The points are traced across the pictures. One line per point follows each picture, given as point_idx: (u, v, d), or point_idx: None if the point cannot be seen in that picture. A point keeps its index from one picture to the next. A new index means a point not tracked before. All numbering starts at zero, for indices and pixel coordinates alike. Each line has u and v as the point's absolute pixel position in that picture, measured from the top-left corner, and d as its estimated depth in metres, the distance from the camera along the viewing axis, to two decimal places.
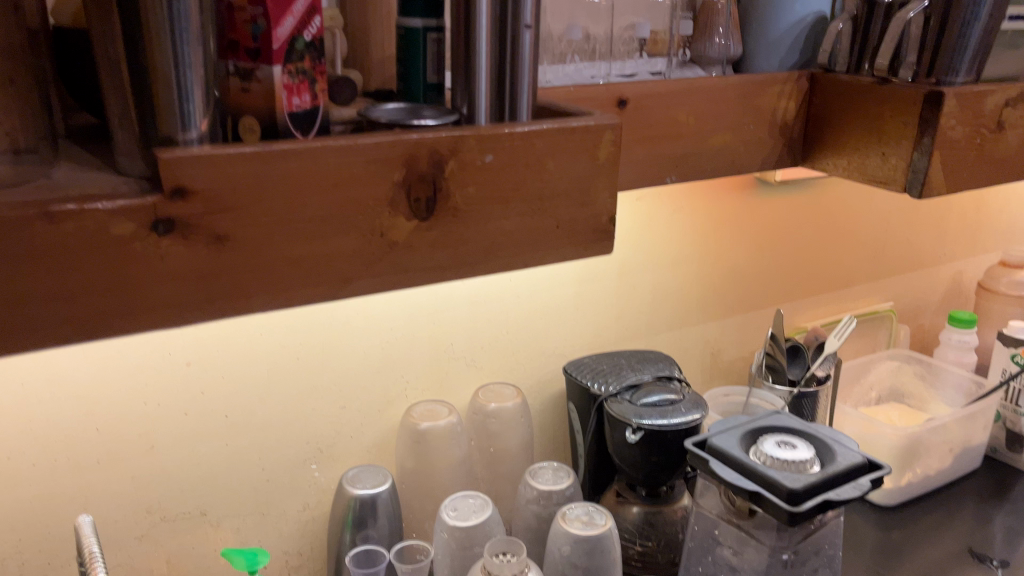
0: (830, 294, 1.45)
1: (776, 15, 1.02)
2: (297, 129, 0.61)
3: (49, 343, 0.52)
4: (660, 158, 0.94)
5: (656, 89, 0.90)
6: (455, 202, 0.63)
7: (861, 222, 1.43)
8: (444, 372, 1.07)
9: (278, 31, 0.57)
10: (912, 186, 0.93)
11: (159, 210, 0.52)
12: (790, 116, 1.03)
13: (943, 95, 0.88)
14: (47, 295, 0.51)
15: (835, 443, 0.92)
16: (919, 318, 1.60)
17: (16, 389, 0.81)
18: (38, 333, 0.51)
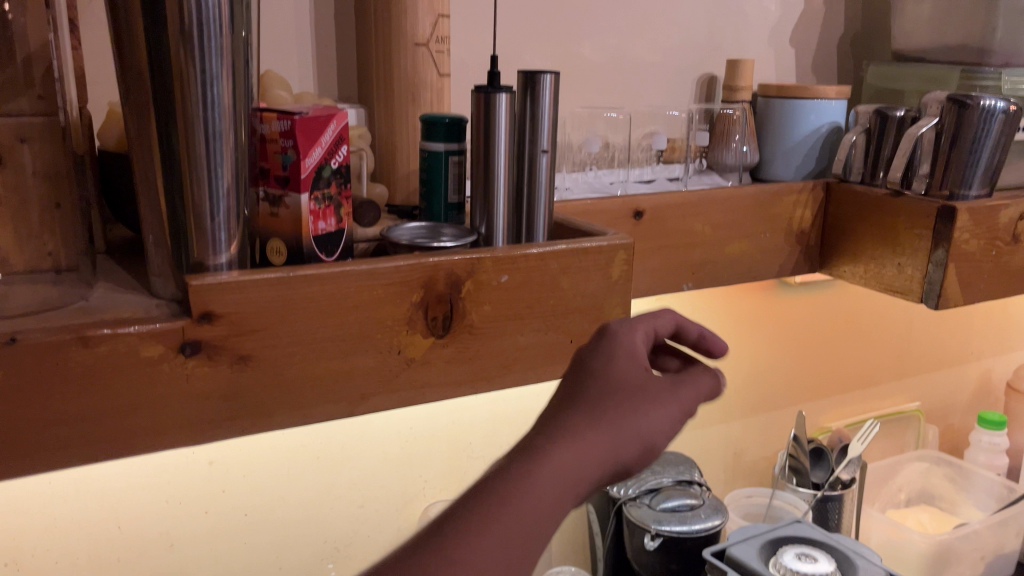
0: (855, 393, 1.43)
1: (791, 127, 1.05)
2: (321, 252, 0.63)
3: (74, 461, 0.54)
4: (676, 266, 0.96)
5: (672, 200, 0.93)
6: (471, 321, 0.65)
7: (886, 322, 1.42)
8: (462, 471, 1.08)
9: (306, 160, 0.60)
10: (928, 297, 0.95)
11: (188, 333, 0.55)
12: (806, 224, 1.05)
13: (955, 211, 0.90)
14: (75, 415, 0.53)
15: (857, 556, 0.92)
16: (948, 418, 1.57)
17: (42, 488, 0.83)
18: (67, 452, 0.54)
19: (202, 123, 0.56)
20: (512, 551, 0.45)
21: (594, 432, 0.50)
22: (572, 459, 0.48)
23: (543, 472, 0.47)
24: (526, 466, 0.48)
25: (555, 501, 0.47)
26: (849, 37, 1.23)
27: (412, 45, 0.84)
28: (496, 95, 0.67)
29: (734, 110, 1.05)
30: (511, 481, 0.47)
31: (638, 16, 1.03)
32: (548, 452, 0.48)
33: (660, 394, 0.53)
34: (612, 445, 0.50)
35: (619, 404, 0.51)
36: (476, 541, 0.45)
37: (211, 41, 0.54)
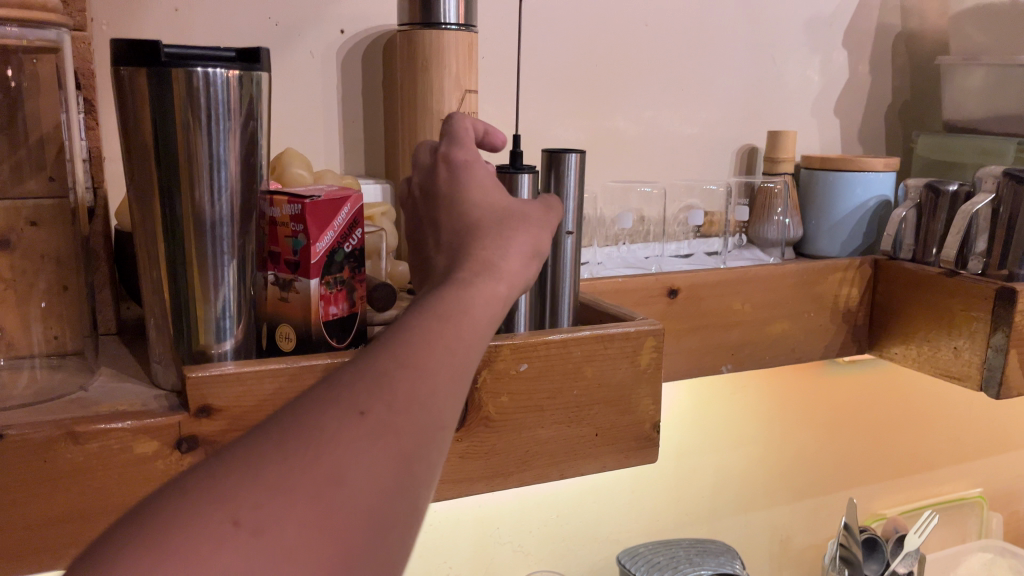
0: (912, 477, 1.34)
1: (835, 201, 1.01)
2: (332, 338, 0.60)
3: (48, 564, 0.51)
4: (713, 346, 0.91)
5: (708, 278, 0.88)
6: (488, 412, 0.61)
7: (942, 403, 1.33)
8: (489, 558, 1.03)
9: (317, 245, 0.58)
10: (988, 384, 0.88)
11: (184, 428, 0.53)
12: (853, 302, 0.99)
13: (1016, 293, 0.83)
14: (52, 516, 0.50)
15: None
16: (1014, 504, 1.47)
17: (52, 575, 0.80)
18: (42, 554, 0.51)
19: (207, 208, 0.55)
20: (461, 352, 0.42)
21: (503, 260, 0.51)
22: (496, 287, 0.48)
23: (477, 292, 0.47)
24: (461, 287, 0.46)
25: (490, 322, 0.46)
26: (896, 107, 1.18)
27: (438, 121, 0.82)
28: (519, 177, 0.63)
29: (775, 183, 1.01)
30: (451, 303, 0.44)
31: (673, 87, 1.00)
32: (468, 277, 0.48)
33: (536, 218, 0.56)
34: (517, 262, 0.52)
35: (508, 226, 0.53)
36: (432, 340, 0.41)
37: (219, 124, 0.53)
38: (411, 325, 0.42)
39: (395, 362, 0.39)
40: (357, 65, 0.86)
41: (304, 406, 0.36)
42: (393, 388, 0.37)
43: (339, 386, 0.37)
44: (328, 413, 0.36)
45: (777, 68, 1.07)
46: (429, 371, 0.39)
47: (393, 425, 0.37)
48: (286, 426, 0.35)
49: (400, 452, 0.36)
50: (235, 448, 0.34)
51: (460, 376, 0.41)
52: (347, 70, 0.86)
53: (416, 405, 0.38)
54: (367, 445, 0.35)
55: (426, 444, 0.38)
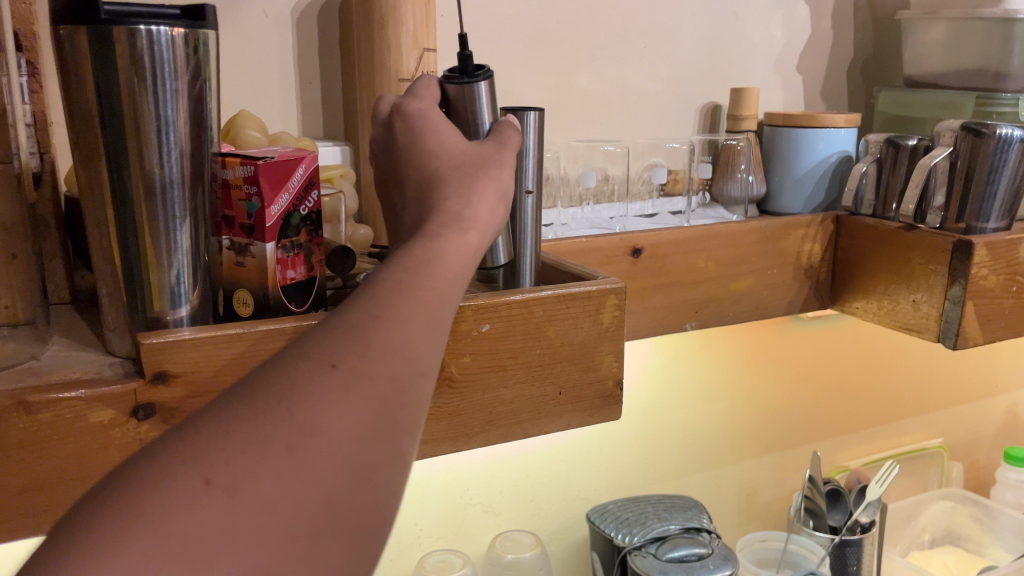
0: (874, 430, 1.37)
1: (798, 158, 1.01)
2: (290, 302, 0.60)
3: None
4: (678, 304, 0.92)
5: (671, 236, 0.89)
6: (451, 374, 0.61)
7: (904, 356, 1.35)
8: (460, 519, 1.04)
9: (272, 208, 0.57)
10: (945, 336, 0.89)
11: (140, 395, 0.52)
12: (815, 258, 1.00)
13: (973, 244, 0.84)
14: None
15: None
16: (973, 454, 1.50)
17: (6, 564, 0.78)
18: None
19: (157, 170, 0.53)
20: (434, 306, 0.42)
21: (468, 210, 0.51)
22: (464, 236, 0.49)
23: (448, 246, 0.47)
24: (429, 243, 0.47)
25: (458, 279, 0.46)
26: (858, 62, 1.18)
27: (396, 81, 0.80)
28: (476, 84, 0.60)
29: (738, 141, 1.01)
30: (417, 261, 0.45)
31: (634, 47, 1.00)
32: (437, 230, 0.49)
33: (496, 156, 0.57)
34: (484, 211, 0.52)
35: (470, 173, 0.55)
36: (402, 295, 0.41)
37: (165, 83, 0.52)
38: (381, 281, 0.42)
39: (365, 316, 0.39)
40: (312, 26, 0.85)
41: (274, 367, 0.36)
42: (365, 340, 0.37)
43: (308, 344, 0.37)
44: (298, 368, 0.35)
45: (740, 24, 1.07)
46: (401, 323, 0.39)
47: (369, 374, 0.36)
48: (257, 385, 0.35)
49: (377, 399, 0.36)
50: (207, 411, 0.34)
51: (435, 324, 0.41)
52: (303, 31, 0.84)
53: (388, 355, 0.38)
54: (342, 396, 0.35)
55: (404, 389, 0.37)
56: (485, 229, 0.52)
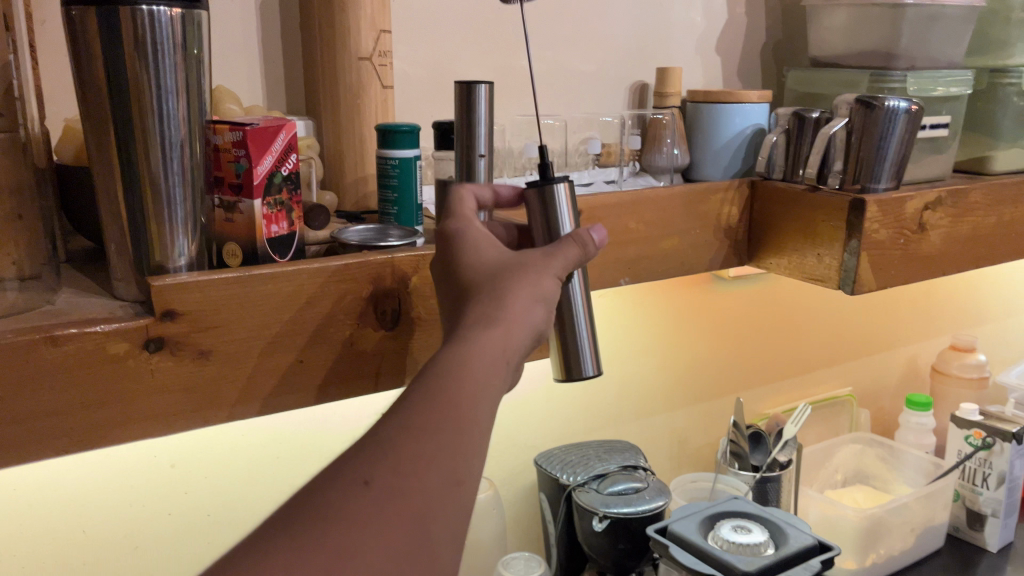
0: (791, 380, 1.51)
1: (717, 130, 1.12)
2: (274, 253, 0.68)
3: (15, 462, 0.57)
4: (614, 262, 1.02)
5: (605, 200, 0.99)
6: (419, 313, 0.71)
7: (816, 312, 1.49)
8: None
9: (258, 169, 0.65)
10: (844, 283, 1.01)
11: (151, 329, 0.59)
12: (733, 220, 1.12)
13: (864, 202, 0.97)
14: (15, 414, 0.56)
15: (788, 526, 0.98)
16: (879, 401, 1.66)
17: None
18: (16, 450, 0.57)
19: (158, 134, 0.61)
20: (464, 410, 0.51)
21: (503, 308, 0.57)
22: (496, 337, 0.55)
23: (483, 341, 0.55)
24: (461, 343, 0.54)
25: (492, 371, 0.54)
26: (770, 45, 1.31)
27: (356, 59, 0.88)
28: (554, 188, 0.66)
29: (663, 115, 1.11)
30: (453, 361, 0.53)
31: (568, 30, 1.09)
32: (468, 335, 0.55)
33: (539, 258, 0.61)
34: (520, 310, 0.57)
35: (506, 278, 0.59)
36: (434, 403, 0.50)
37: (165, 58, 0.59)
38: (418, 390, 0.51)
39: (398, 434, 0.49)
40: (274, 9, 0.92)
41: (320, 487, 0.46)
42: (395, 458, 0.47)
43: (348, 462, 0.47)
44: (338, 490, 0.46)
45: (662, 8, 1.17)
46: (428, 434, 0.49)
47: (398, 490, 0.47)
48: (306, 507, 0.45)
49: (406, 515, 0.46)
50: (263, 530, 0.45)
51: (467, 429, 0.50)
52: (265, 13, 0.91)
53: (417, 471, 0.48)
54: (374, 512, 0.45)
55: (435, 502, 0.47)
56: (520, 327, 0.57)
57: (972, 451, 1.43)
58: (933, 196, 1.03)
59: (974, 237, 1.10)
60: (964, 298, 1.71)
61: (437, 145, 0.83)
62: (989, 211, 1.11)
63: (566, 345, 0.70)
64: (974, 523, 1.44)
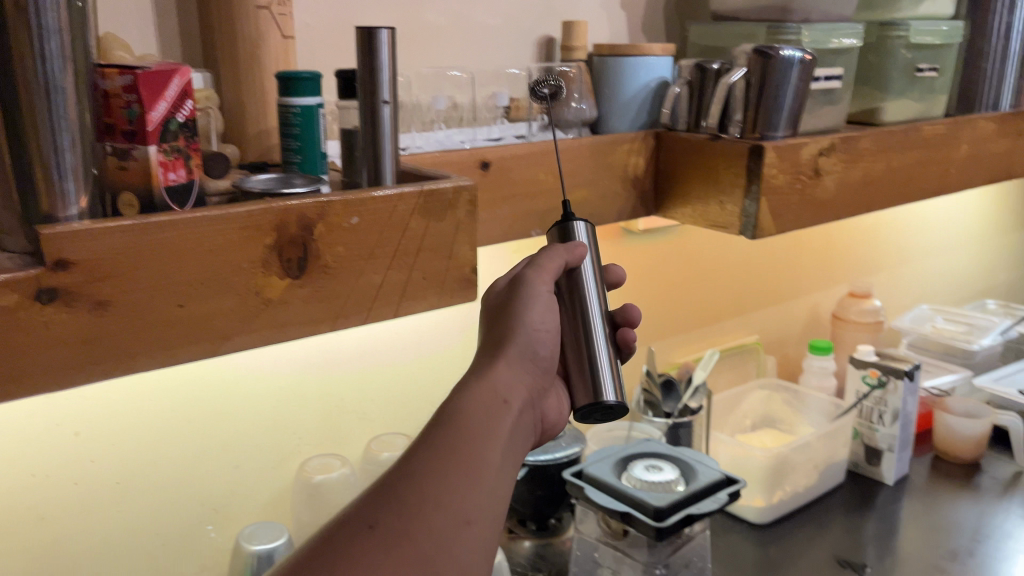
0: (701, 330, 1.56)
1: (623, 82, 1.13)
2: (173, 202, 0.66)
3: None
4: (525, 214, 1.04)
5: (515, 151, 1.00)
6: (326, 260, 0.70)
7: (724, 264, 1.54)
8: (336, 427, 1.13)
9: (152, 114, 0.63)
10: (745, 229, 1.05)
11: (43, 280, 0.57)
12: (640, 171, 1.14)
13: (763, 148, 1.00)
14: None
15: (697, 463, 1.02)
16: (784, 348, 1.73)
17: None
18: None
19: (41, 74, 0.58)
20: (462, 457, 0.65)
21: (500, 364, 0.74)
22: (496, 388, 0.72)
23: (481, 397, 0.71)
24: (468, 396, 0.71)
25: (487, 423, 0.69)
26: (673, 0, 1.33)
27: (254, 8, 0.86)
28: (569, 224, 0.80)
29: (569, 69, 1.10)
30: (456, 414, 0.69)
31: None
32: (476, 385, 0.72)
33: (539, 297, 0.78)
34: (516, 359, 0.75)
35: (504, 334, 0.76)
36: (438, 454, 0.65)
37: None
38: (431, 437, 0.66)
39: (409, 478, 0.63)
40: None
41: (345, 529, 0.59)
42: (404, 504, 0.61)
43: (369, 507, 0.61)
44: (358, 529, 0.59)
45: None
46: (433, 477, 0.63)
47: (400, 531, 0.59)
48: (336, 543, 0.59)
49: (411, 545, 0.59)
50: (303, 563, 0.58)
51: (467, 471, 0.65)
52: None
53: (422, 509, 0.61)
54: (378, 549, 0.58)
55: (439, 533, 0.61)
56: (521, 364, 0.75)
57: (869, 390, 1.50)
58: (827, 143, 1.08)
59: (865, 182, 1.15)
60: (861, 248, 1.79)
61: (341, 95, 0.82)
62: (879, 157, 1.16)
63: (585, 382, 0.77)
64: (872, 458, 1.53)
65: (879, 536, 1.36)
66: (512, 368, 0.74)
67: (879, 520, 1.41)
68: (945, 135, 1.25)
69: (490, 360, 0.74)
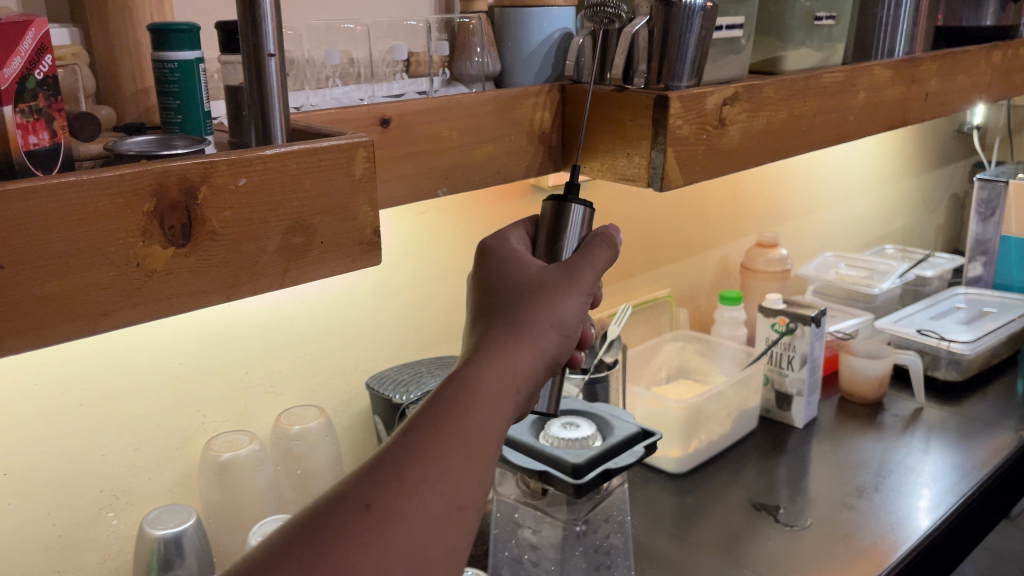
0: (614, 285, 1.56)
1: (526, 33, 1.10)
2: (37, 167, 0.60)
3: None
4: (430, 172, 1.00)
5: (416, 106, 0.96)
6: (213, 226, 0.65)
7: (634, 218, 1.54)
8: (243, 402, 1.08)
9: (5, 71, 0.57)
10: (653, 180, 1.04)
11: None
12: (546, 125, 1.12)
13: (668, 98, 0.99)
14: None
15: (613, 418, 1.02)
16: (695, 300, 1.76)
17: None
18: None
19: None
20: (468, 435, 0.61)
21: (511, 336, 0.68)
22: (505, 364, 0.66)
23: (487, 374, 0.65)
24: (475, 368, 0.65)
25: (495, 396, 0.64)
26: None
27: None
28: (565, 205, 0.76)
29: (470, 19, 1.08)
30: (461, 385, 0.64)
31: None
32: (482, 358, 0.66)
33: (565, 282, 0.71)
34: (532, 343, 0.69)
35: (525, 308, 0.70)
36: (441, 427, 0.61)
37: None
38: (433, 408, 0.62)
39: (408, 453, 0.59)
40: None
41: (328, 512, 0.56)
42: (398, 483, 0.57)
43: (357, 488, 0.57)
44: (346, 512, 0.56)
45: None
46: (432, 458, 0.59)
47: (394, 513, 0.56)
48: (322, 530, 0.55)
49: (404, 529, 0.56)
50: (281, 547, 0.54)
51: (472, 448, 0.61)
52: None
53: (421, 492, 0.58)
54: (372, 531, 0.55)
55: (440, 520, 0.58)
56: (540, 353, 0.69)
57: (778, 337, 1.54)
58: (730, 92, 1.08)
59: (768, 131, 1.16)
60: (767, 198, 1.82)
61: (223, 49, 0.77)
62: (781, 105, 1.16)
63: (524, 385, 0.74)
64: (782, 403, 1.57)
65: (792, 478, 1.40)
66: (527, 346, 0.68)
67: (791, 463, 1.45)
68: (843, 81, 1.27)
69: (499, 335, 0.68)
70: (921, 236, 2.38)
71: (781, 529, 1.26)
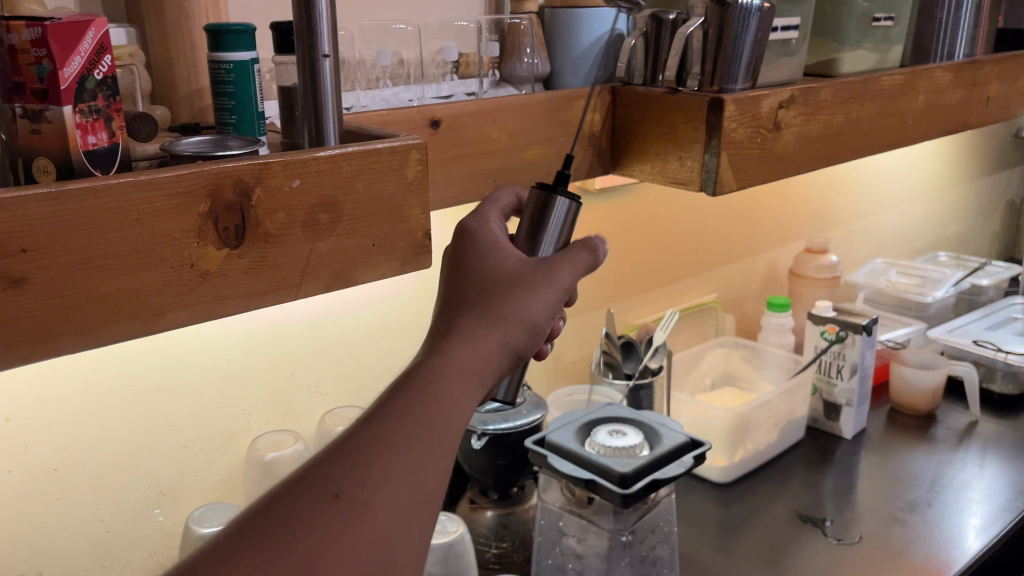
0: (660, 290, 1.54)
1: (577, 34, 1.08)
2: (95, 167, 0.60)
3: None
4: (479, 174, 0.99)
5: (467, 108, 0.95)
6: (265, 228, 0.65)
7: (681, 222, 1.52)
8: (287, 402, 1.08)
9: (64, 71, 0.57)
10: (706, 184, 1.02)
11: None
12: (596, 127, 1.10)
13: (723, 101, 0.97)
14: None
15: (661, 427, 1.00)
16: (742, 306, 1.73)
17: None
18: None
19: None
20: (434, 427, 0.58)
21: (482, 328, 0.65)
22: (473, 356, 0.63)
23: (455, 370, 0.62)
24: (441, 357, 0.62)
25: (465, 389, 0.62)
26: None
27: None
28: (552, 199, 0.73)
29: (521, 20, 1.06)
30: (428, 374, 0.61)
31: None
32: (450, 348, 0.63)
33: (541, 276, 0.69)
34: (501, 336, 0.66)
35: (499, 297, 0.67)
36: (418, 420, 0.57)
37: None
38: (402, 400, 0.58)
39: (377, 442, 0.55)
40: None
41: (289, 495, 0.52)
42: (367, 473, 0.54)
43: (320, 476, 0.53)
44: (311, 499, 0.52)
45: None
46: (400, 449, 0.56)
47: (364, 505, 0.53)
48: (283, 516, 0.51)
49: (371, 522, 0.52)
50: (235, 535, 0.50)
51: (440, 441, 0.58)
52: None
53: (391, 485, 0.54)
54: (339, 522, 0.51)
55: (408, 515, 0.54)
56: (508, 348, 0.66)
57: (827, 345, 1.50)
58: (786, 94, 1.05)
59: (824, 134, 1.13)
60: (817, 203, 1.79)
61: (277, 49, 0.77)
62: (838, 109, 1.14)
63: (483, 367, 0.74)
64: (830, 413, 1.53)
65: (840, 490, 1.37)
66: (499, 340, 0.65)
67: (839, 475, 1.41)
68: (902, 85, 1.23)
69: (471, 326, 0.65)
70: (975, 243, 2.31)
71: (829, 544, 1.22)
